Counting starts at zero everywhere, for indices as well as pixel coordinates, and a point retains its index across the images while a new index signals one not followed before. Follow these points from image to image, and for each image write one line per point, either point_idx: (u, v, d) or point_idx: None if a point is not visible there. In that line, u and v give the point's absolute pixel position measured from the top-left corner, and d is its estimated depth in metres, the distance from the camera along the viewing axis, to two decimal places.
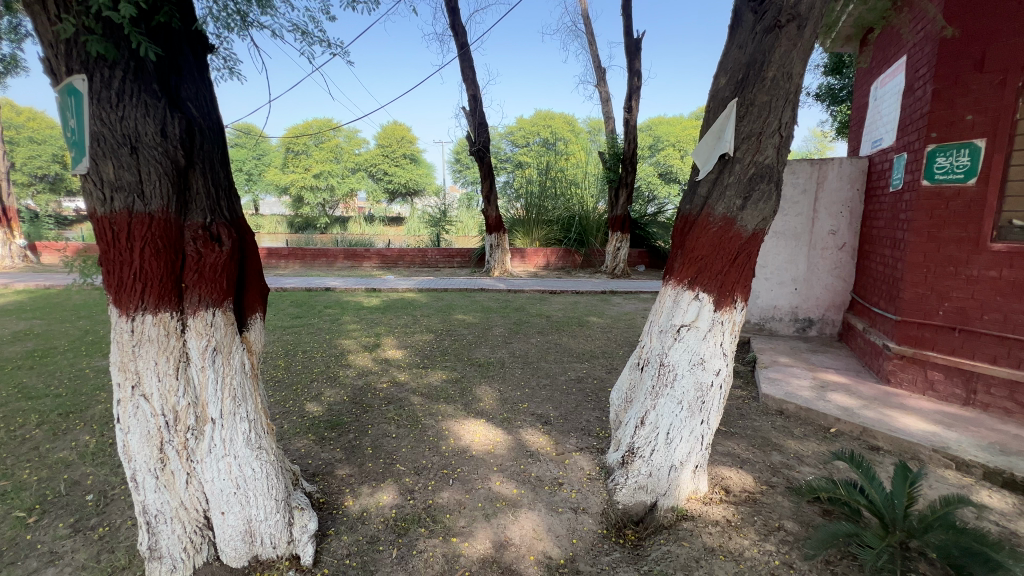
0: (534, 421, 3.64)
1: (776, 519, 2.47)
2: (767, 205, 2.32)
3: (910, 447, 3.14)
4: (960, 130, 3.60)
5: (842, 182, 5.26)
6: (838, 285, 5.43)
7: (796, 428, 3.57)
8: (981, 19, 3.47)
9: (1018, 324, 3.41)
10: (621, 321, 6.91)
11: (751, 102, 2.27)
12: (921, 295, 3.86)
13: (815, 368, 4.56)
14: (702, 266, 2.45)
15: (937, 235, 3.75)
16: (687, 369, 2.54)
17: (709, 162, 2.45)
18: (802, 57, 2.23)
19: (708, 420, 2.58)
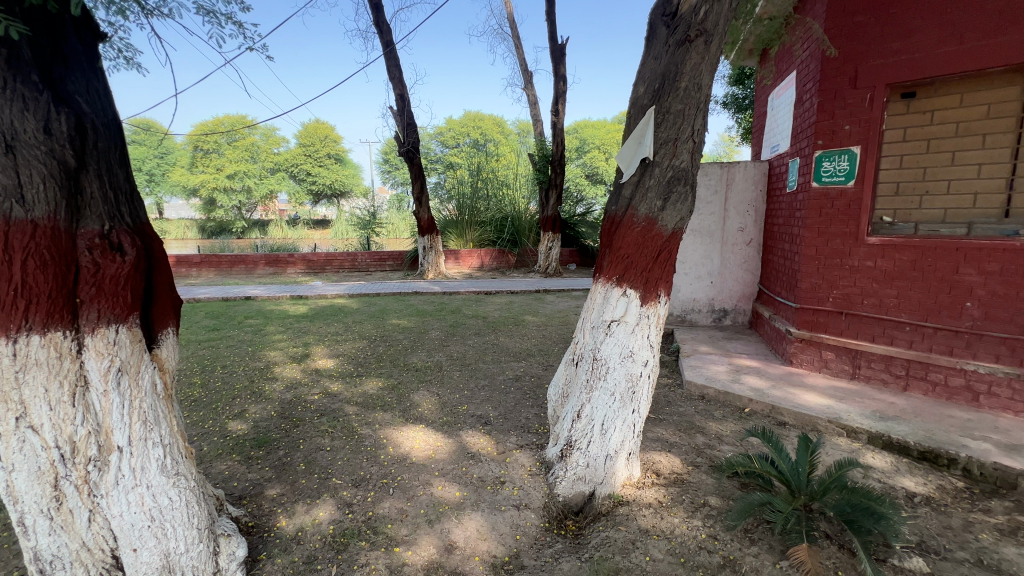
0: (474, 422, 3.64)
1: (701, 496, 2.68)
2: (684, 206, 2.50)
3: (810, 420, 3.53)
4: (840, 138, 4.09)
5: (747, 184, 5.78)
6: (747, 277, 5.95)
7: (716, 410, 3.88)
8: (854, 41, 3.97)
9: (890, 306, 3.94)
10: (556, 318, 7.10)
11: (668, 110, 2.43)
12: (815, 284, 4.35)
13: (730, 354, 4.97)
14: (629, 264, 2.60)
15: (826, 231, 4.23)
16: (618, 362, 2.67)
17: (631, 165, 2.59)
18: (710, 70, 2.43)
19: (639, 409, 2.73)
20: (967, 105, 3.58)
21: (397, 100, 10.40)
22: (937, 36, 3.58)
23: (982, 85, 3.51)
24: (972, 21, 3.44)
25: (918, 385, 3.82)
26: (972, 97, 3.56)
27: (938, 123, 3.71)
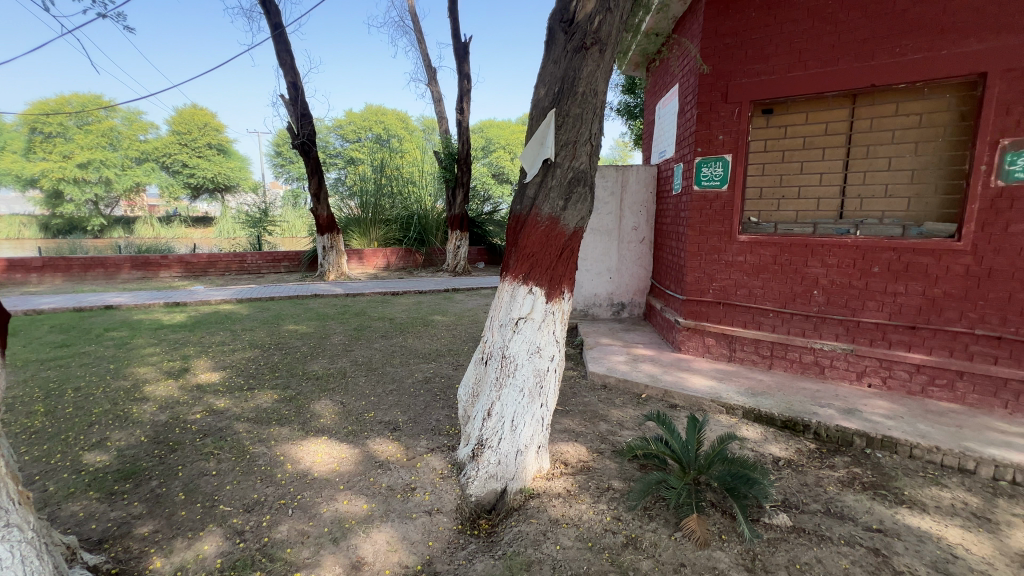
0: (382, 429, 3.49)
1: (606, 481, 2.84)
2: (584, 206, 2.61)
3: (697, 401, 3.91)
4: (715, 147, 4.57)
5: (639, 186, 6.23)
6: (641, 273, 6.43)
7: (616, 398, 4.14)
8: (724, 61, 4.45)
9: (757, 295, 4.50)
10: (465, 317, 7.08)
11: (567, 113, 2.53)
12: (697, 278, 4.83)
13: (628, 345, 5.33)
14: (534, 262, 2.66)
15: (705, 230, 4.71)
16: (526, 358, 2.72)
17: (534, 166, 2.64)
18: (604, 77, 2.56)
19: (547, 403, 2.81)
20: (811, 122, 4.18)
21: (288, 88, 9.61)
22: (789, 61, 4.14)
23: (822, 106, 4.13)
24: (814, 50, 4.03)
25: (780, 363, 4.42)
26: (815, 116, 4.17)
27: (790, 137, 4.30)
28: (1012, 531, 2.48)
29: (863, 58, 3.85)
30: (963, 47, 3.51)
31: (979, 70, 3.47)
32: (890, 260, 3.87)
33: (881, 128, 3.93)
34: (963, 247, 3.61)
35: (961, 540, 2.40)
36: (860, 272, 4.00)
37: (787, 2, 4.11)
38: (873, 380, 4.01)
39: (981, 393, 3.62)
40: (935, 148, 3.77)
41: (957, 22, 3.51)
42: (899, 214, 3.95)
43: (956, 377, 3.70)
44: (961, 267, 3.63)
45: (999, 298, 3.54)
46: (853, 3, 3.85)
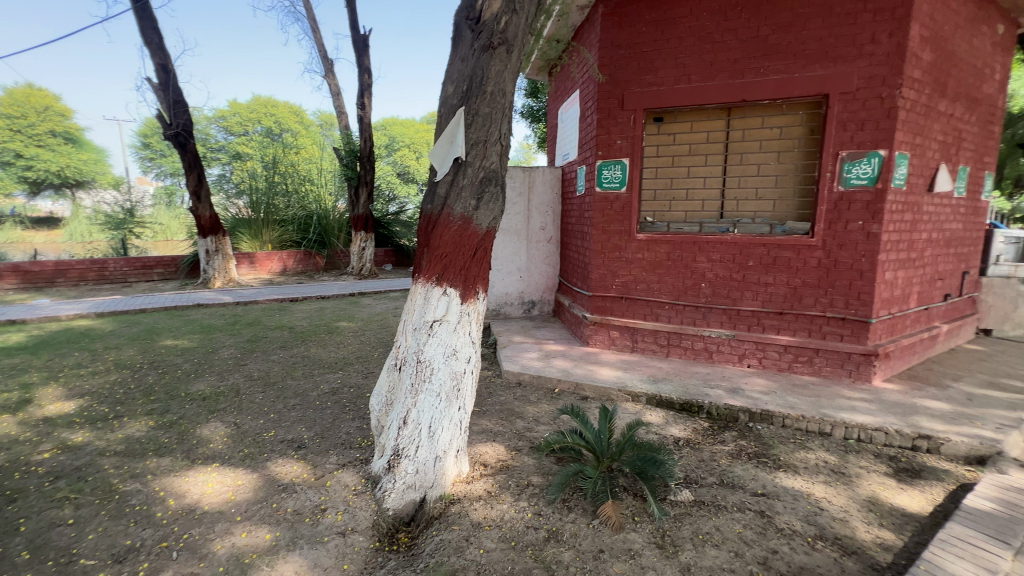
0: (284, 448, 3.19)
1: (525, 477, 2.87)
2: (496, 206, 2.61)
3: (606, 391, 4.11)
4: (614, 151, 4.85)
5: (545, 187, 6.41)
6: (549, 271, 6.63)
7: (531, 395, 4.21)
8: (620, 70, 4.74)
9: (655, 290, 4.86)
10: (373, 322, 6.75)
11: (476, 112, 2.50)
12: (602, 275, 5.09)
13: (540, 341, 5.46)
14: (448, 263, 2.60)
15: (608, 229, 4.98)
16: (442, 362, 2.66)
17: (444, 164, 2.58)
18: (512, 78, 2.57)
19: (464, 406, 2.77)
20: (695, 131, 4.61)
21: (157, 70, 8.45)
22: (675, 74, 4.53)
23: (704, 117, 4.57)
24: (696, 66, 4.44)
25: (676, 351, 4.82)
26: (698, 125, 4.60)
27: (678, 144, 4.69)
28: (860, 480, 2.95)
29: (735, 76, 4.33)
30: (812, 72, 4.10)
31: (823, 92, 4.07)
32: (762, 254, 4.39)
33: (751, 138, 4.44)
34: (816, 242, 4.21)
35: (825, 494, 2.79)
36: (738, 266, 4.49)
37: (672, 20, 4.48)
38: (752, 360, 4.54)
39: (833, 366, 4.26)
40: (793, 157, 4.34)
41: (807, 49, 4.09)
42: (767, 214, 4.49)
43: (814, 354, 4.31)
44: (815, 260, 4.24)
45: (844, 285, 4.19)
46: (726, 26, 4.30)
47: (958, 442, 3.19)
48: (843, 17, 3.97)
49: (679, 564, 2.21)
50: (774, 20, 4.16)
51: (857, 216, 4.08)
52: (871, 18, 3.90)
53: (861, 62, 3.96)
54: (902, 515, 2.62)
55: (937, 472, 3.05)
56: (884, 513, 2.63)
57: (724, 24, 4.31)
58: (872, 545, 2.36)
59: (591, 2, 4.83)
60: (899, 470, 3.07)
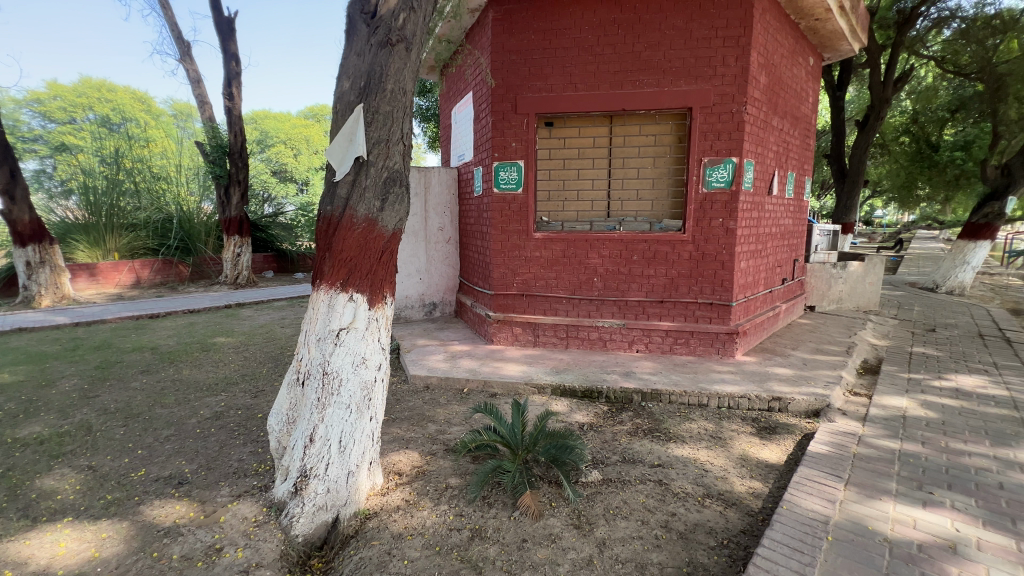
0: (160, 487, 2.77)
1: (443, 480, 2.84)
2: (402, 207, 2.54)
3: (514, 387, 4.23)
4: (509, 153, 4.99)
5: (442, 187, 6.35)
6: (449, 272, 6.60)
7: (440, 397, 4.18)
8: (512, 75, 4.89)
9: (553, 286, 5.11)
10: (258, 335, 6.12)
11: (376, 110, 2.40)
12: (503, 273, 5.22)
13: (445, 343, 5.43)
14: (353, 267, 2.48)
15: (507, 228, 5.12)
16: (351, 372, 2.54)
17: (344, 163, 2.44)
18: (412, 76, 2.51)
19: (376, 415, 2.66)
20: (583, 136, 4.93)
21: None
22: (564, 82, 4.79)
23: (589, 123, 4.90)
24: (581, 75, 4.76)
25: (574, 342, 5.12)
26: (585, 131, 4.92)
27: (568, 147, 4.98)
28: (733, 442, 3.42)
29: (615, 87, 4.72)
30: (678, 87, 4.62)
31: (688, 105, 4.62)
32: (644, 250, 4.86)
33: (631, 144, 4.88)
34: (687, 238, 4.77)
35: (708, 457, 3.20)
36: (625, 261, 4.92)
37: (558, 31, 4.73)
38: (640, 346, 5.00)
39: (705, 345, 4.87)
40: (666, 162, 4.86)
41: (674, 67, 4.60)
42: (647, 213, 4.97)
43: (690, 336, 4.89)
44: (687, 253, 4.80)
45: (710, 274, 4.80)
46: (606, 40, 4.66)
47: (800, 400, 3.86)
48: (701, 41, 4.54)
49: (595, 540, 2.37)
50: (646, 39, 4.61)
51: (718, 214, 4.71)
52: (722, 44, 4.52)
53: (716, 81, 4.57)
54: (766, 466, 3.11)
55: (788, 427, 3.66)
56: (753, 466, 3.10)
57: (604, 39, 4.66)
58: (746, 495, 2.77)
59: (481, 5, 4.91)
60: (761, 429, 3.63)
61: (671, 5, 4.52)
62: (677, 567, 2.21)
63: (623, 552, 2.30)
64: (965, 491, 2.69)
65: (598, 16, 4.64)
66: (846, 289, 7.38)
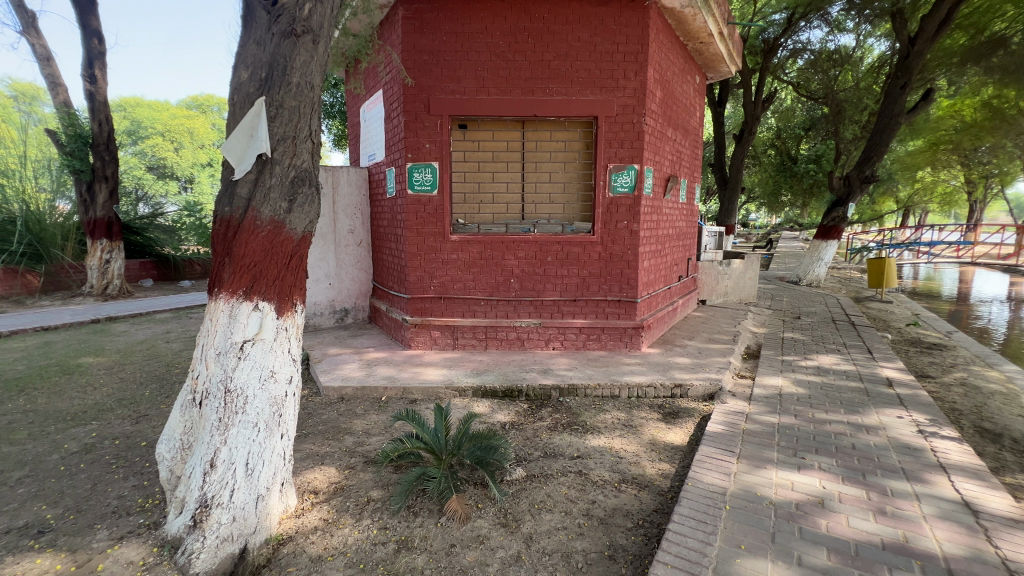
0: (13, 541, 2.32)
1: (364, 494, 2.72)
2: (312, 208, 2.39)
3: (434, 391, 4.17)
4: (423, 154, 4.92)
5: (351, 188, 6.06)
6: (361, 276, 6.32)
7: (357, 407, 3.99)
8: (424, 75, 4.82)
9: (471, 288, 5.11)
10: (136, 353, 5.37)
11: (280, 104, 2.23)
12: (419, 276, 5.12)
13: (360, 350, 5.19)
14: (257, 273, 2.29)
15: (422, 231, 5.03)
16: (258, 388, 2.34)
17: (244, 161, 2.24)
18: (320, 71, 2.37)
19: (288, 432, 2.48)
20: (497, 139, 5.00)
21: None
22: (476, 85, 4.83)
23: (503, 127, 4.98)
24: (493, 80, 4.82)
25: (493, 343, 5.17)
26: (499, 134, 5.00)
27: (482, 150, 5.02)
28: (643, 428, 3.69)
29: (527, 93, 4.85)
30: (585, 96, 4.87)
31: (595, 114, 4.89)
32: (558, 251, 5.05)
33: (543, 149, 5.05)
34: (597, 239, 5.05)
35: (622, 444, 3.41)
36: (540, 262, 5.07)
37: (470, 34, 4.75)
38: (555, 343, 5.19)
39: (615, 339, 5.18)
40: (576, 167, 5.09)
41: (581, 78, 4.85)
42: (559, 216, 5.17)
43: (601, 332, 5.17)
44: (597, 254, 5.08)
45: (618, 273, 5.13)
46: (517, 47, 4.78)
47: (698, 385, 4.27)
48: (604, 55, 4.82)
49: (523, 536, 2.42)
50: (554, 48, 4.79)
51: (623, 217, 5.04)
52: (623, 58, 4.84)
53: (618, 93, 4.89)
54: (672, 448, 3.39)
55: (689, 410, 4.02)
56: (661, 449, 3.36)
57: (515, 45, 4.77)
58: (656, 475, 3.01)
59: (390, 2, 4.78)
60: (666, 414, 3.95)
61: (577, 18, 4.75)
62: (599, 551, 2.33)
63: (549, 544, 2.37)
64: (829, 453, 3.16)
65: (509, 23, 4.74)
66: (730, 284, 8.30)
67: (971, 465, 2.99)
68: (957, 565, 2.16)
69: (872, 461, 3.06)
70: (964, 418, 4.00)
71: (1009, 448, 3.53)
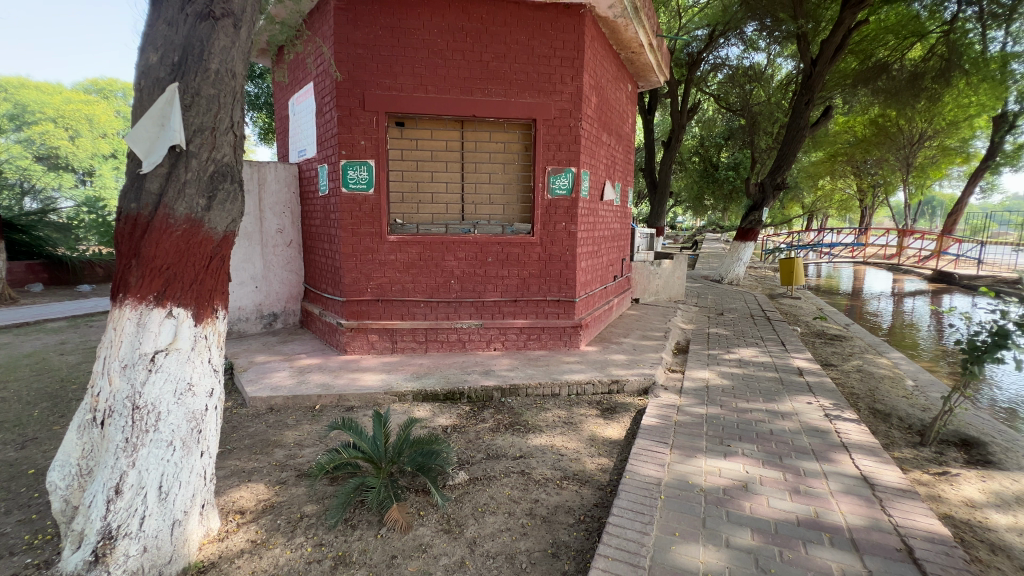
0: None
1: (297, 510, 2.57)
2: (235, 206, 2.20)
3: (372, 397, 4.03)
4: (358, 151, 4.74)
5: (279, 185, 5.71)
6: (292, 278, 5.97)
7: (287, 418, 3.76)
8: (358, 69, 4.64)
9: (411, 289, 4.99)
10: (23, 367, 4.72)
11: (197, 92, 2.04)
12: (355, 278, 4.92)
13: (290, 357, 4.90)
14: (171, 277, 2.09)
15: (358, 231, 4.84)
16: (172, 403, 2.13)
17: (153, 153, 2.03)
18: (242, 59, 2.20)
19: (208, 449, 2.28)
20: (435, 138, 4.91)
21: None
22: (413, 83, 4.72)
23: (441, 126, 4.91)
24: (432, 78, 4.74)
25: (434, 345, 5.08)
26: (438, 134, 4.92)
27: (420, 149, 4.91)
28: (583, 425, 3.78)
29: (465, 93, 4.81)
30: (523, 99, 4.91)
31: (533, 117, 4.95)
32: (498, 252, 5.06)
33: (483, 150, 5.03)
34: (536, 240, 5.11)
35: (563, 441, 3.48)
36: (480, 263, 5.05)
37: (407, 30, 4.63)
38: (497, 344, 5.19)
39: (554, 339, 5.28)
40: (515, 169, 5.13)
41: (519, 80, 4.89)
42: (499, 217, 5.18)
43: (541, 331, 5.25)
44: (537, 254, 5.15)
45: (557, 273, 5.22)
46: (455, 46, 4.72)
47: (633, 381, 4.45)
48: (542, 59, 4.90)
49: (466, 540, 2.39)
50: (493, 49, 4.79)
51: (562, 219, 5.14)
52: (560, 63, 4.94)
53: (556, 97, 4.98)
54: (611, 442, 3.50)
55: (625, 405, 4.18)
56: (600, 444, 3.47)
57: (453, 44, 4.72)
58: (595, 470, 3.10)
59: None
60: (604, 410, 4.08)
61: (515, 21, 4.79)
62: (542, 550, 2.35)
63: (493, 546, 2.36)
64: (751, 440, 3.41)
65: (447, 21, 4.67)
66: (661, 283, 8.75)
67: (867, 443, 3.35)
68: (859, 535, 2.40)
69: (787, 445, 3.34)
70: (861, 401, 4.48)
71: (896, 425, 4.00)
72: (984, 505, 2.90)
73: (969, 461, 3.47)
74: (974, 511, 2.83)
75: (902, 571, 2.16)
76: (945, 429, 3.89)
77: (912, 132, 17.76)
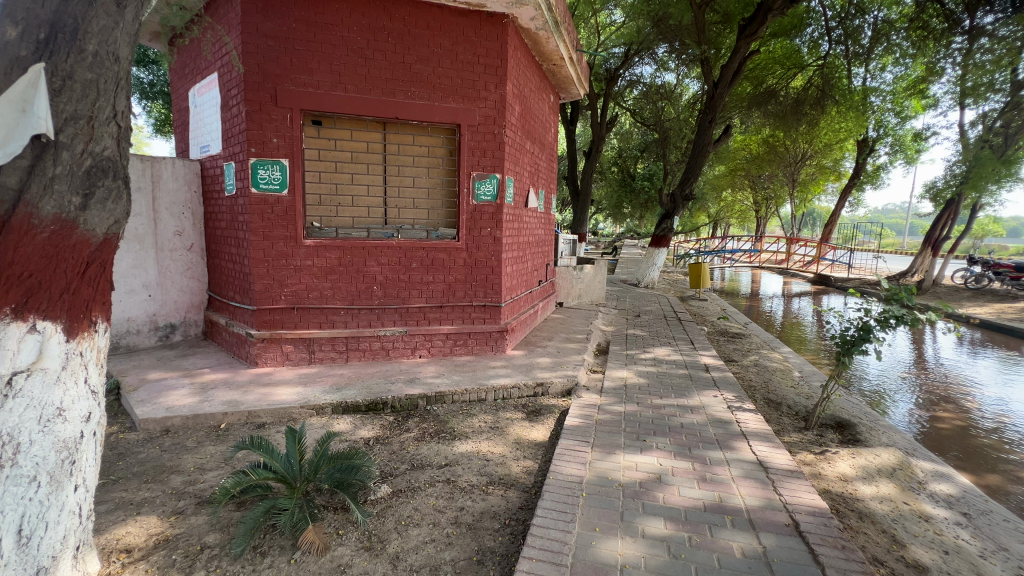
0: None
1: (196, 542, 2.33)
2: (118, 206, 1.97)
3: (286, 412, 3.77)
4: (269, 149, 4.45)
5: (178, 183, 5.18)
6: (193, 285, 5.43)
7: (187, 440, 3.40)
8: (269, 62, 4.36)
9: (330, 296, 4.74)
10: None
11: (69, 75, 1.80)
12: (266, 285, 4.59)
13: (191, 372, 4.44)
14: (34, 285, 1.81)
15: (269, 234, 4.53)
16: (36, 432, 1.83)
17: (8, 141, 1.72)
18: (128, 41, 1.97)
19: (83, 482, 2.01)
20: (355, 139, 4.73)
21: None
22: (332, 81, 4.51)
23: (362, 127, 4.73)
24: (351, 76, 4.55)
25: (355, 354, 4.86)
26: (358, 134, 4.74)
27: (339, 150, 4.71)
28: (509, 429, 3.81)
29: (387, 94, 4.69)
30: (447, 103, 4.89)
31: (457, 122, 4.94)
32: (422, 257, 4.97)
33: (406, 153, 4.93)
34: (461, 245, 5.10)
35: (489, 447, 3.48)
36: (404, 268, 4.93)
37: (324, 25, 4.42)
38: (422, 351, 5.08)
39: (480, 344, 5.28)
40: (439, 173, 5.08)
41: (443, 85, 4.85)
42: (423, 221, 5.11)
43: (467, 337, 5.22)
44: (462, 260, 5.13)
45: (482, 279, 5.24)
46: (377, 45, 4.59)
47: (557, 383, 4.57)
48: (465, 65, 4.90)
49: (389, 556, 2.31)
50: (415, 52, 4.72)
51: (487, 225, 5.17)
52: (484, 70, 4.98)
53: (480, 103, 5.02)
54: (535, 445, 3.56)
55: (549, 407, 4.28)
56: (525, 447, 3.52)
57: (374, 43, 4.57)
58: (520, 473, 3.14)
59: None
60: (530, 412, 4.15)
61: (438, 25, 4.75)
62: (467, 558, 2.33)
63: (417, 560, 2.30)
64: (664, 434, 3.65)
65: (367, 19, 4.52)
66: (583, 287, 9.10)
67: (762, 430, 3.72)
68: (755, 514, 2.65)
69: (695, 436, 3.61)
70: (757, 392, 4.96)
71: (786, 413, 4.49)
72: (854, 478, 3.34)
73: (843, 441, 3.96)
74: (846, 485, 3.25)
75: (791, 543, 2.41)
76: (825, 414, 4.42)
77: (796, 151, 20.13)
